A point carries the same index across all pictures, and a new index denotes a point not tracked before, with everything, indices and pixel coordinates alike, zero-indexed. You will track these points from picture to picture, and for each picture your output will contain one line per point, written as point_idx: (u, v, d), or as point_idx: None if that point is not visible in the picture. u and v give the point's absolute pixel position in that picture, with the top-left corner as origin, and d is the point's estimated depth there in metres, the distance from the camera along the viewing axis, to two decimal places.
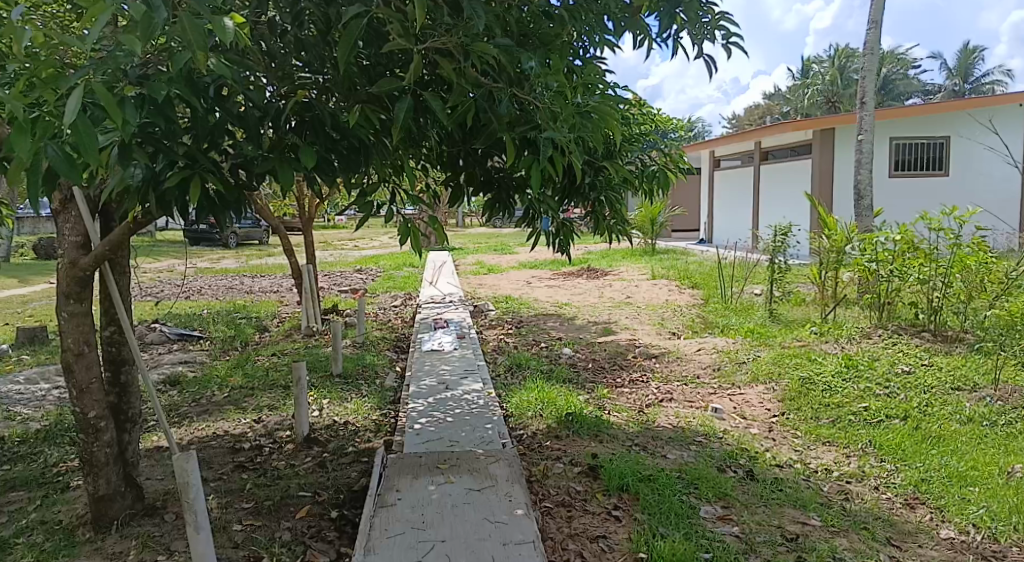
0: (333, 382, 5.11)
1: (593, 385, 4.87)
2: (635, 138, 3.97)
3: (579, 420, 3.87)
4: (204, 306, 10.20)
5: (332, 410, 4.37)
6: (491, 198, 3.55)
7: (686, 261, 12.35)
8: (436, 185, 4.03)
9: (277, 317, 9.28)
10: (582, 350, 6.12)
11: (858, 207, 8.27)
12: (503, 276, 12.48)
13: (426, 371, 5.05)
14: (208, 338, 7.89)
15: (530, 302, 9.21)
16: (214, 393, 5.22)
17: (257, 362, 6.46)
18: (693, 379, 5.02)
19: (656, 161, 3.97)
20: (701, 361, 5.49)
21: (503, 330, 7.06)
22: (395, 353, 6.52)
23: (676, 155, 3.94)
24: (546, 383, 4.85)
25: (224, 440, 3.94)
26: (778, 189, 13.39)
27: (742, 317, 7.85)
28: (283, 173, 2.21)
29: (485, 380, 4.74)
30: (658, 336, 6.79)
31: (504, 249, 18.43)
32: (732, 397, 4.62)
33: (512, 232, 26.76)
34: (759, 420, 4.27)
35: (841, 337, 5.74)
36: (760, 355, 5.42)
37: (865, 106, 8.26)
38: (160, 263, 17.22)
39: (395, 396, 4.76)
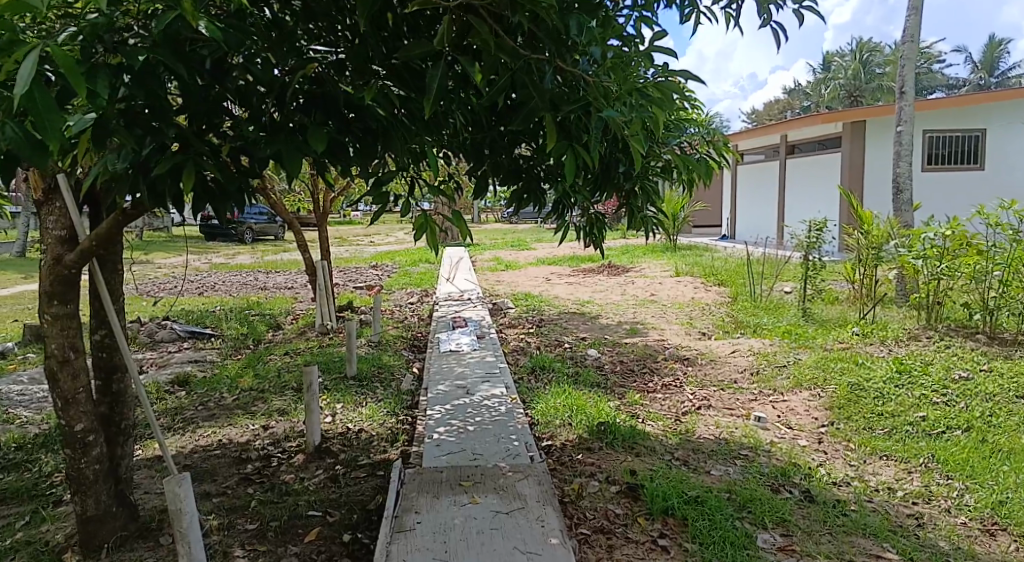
0: (347, 385, 4.83)
1: (624, 390, 4.56)
2: (675, 123, 3.65)
3: (613, 431, 3.56)
4: (217, 302, 9.99)
5: (346, 416, 4.09)
6: (518, 189, 3.26)
7: (711, 257, 11.98)
8: (458, 175, 3.73)
9: (291, 315, 9.04)
10: (608, 351, 5.81)
11: (897, 202, 7.88)
12: (521, 273, 12.17)
13: (445, 373, 4.76)
14: (220, 336, 7.66)
15: (550, 300, 8.91)
16: (223, 396, 4.96)
17: (268, 362, 6.21)
18: (730, 384, 4.69)
19: (697, 147, 3.65)
20: (737, 365, 5.15)
21: (524, 329, 6.77)
22: (411, 353, 6.24)
23: (719, 141, 3.61)
24: (573, 388, 4.54)
25: (230, 449, 3.67)
26: (806, 183, 12.97)
27: (774, 317, 7.49)
28: (289, 156, 1.90)
29: (507, 384, 4.44)
30: (688, 336, 6.45)
31: (521, 245, 18.14)
32: (775, 404, 4.28)
33: (528, 228, 26.45)
34: (807, 431, 3.93)
35: (887, 339, 5.39)
36: (801, 358, 5.09)
37: (904, 95, 7.85)
38: (174, 259, 17.08)
39: (412, 401, 4.47)
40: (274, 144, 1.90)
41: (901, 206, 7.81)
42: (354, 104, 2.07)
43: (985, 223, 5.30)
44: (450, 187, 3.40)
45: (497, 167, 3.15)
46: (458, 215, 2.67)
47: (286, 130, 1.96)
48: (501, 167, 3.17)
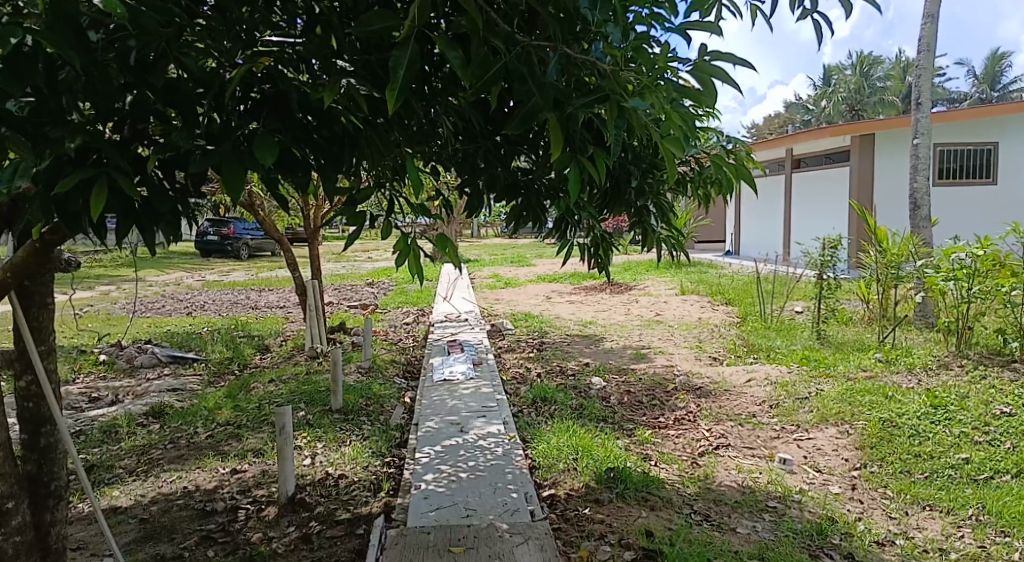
0: (332, 419, 4.45)
1: (633, 426, 4.18)
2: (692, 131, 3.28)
3: (623, 478, 3.18)
4: (204, 323, 9.62)
5: (327, 458, 3.71)
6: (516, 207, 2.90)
7: (716, 274, 11.62)
8: (450, 191, 3.37)
9: (281, 337, 8.68)
10: (614, 378, 5.43)
11: (915, 217, 7.51)
12: (521, 291, 11.80)
13: (436, 406, 4.37)
14: (204, 361, 7.27)
15: (551, 320, 8.54)
16: (197, 432, 4.57)
17: (252, 390, 5.83)
18: (749, 419, 4.30)
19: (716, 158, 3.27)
20: (755, 396, 4.77)
21: (524, 354, 6.39)
22: (404, 380, 5.86)
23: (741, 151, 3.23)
24: (577, 423, 4.15)
25: (194, 499, 3.29)
26: (812, 198, 12.65)
27: (788, 340, 7.11)
28: (231, 171, 1.53)
29: (505, 420, 4.05)
30: (698, 362, 6.06)
31: (520, 261, 17.81)
32: (799, 443, 3.89)
33: (529, 244, 26.12)
34: (837, 475, 3.54)
35: (915, 368, 4.99)
36: (823, 389, 4.70)
37: (920, 106, 7.50)
38: (167, 276, 16.76)
39: (401, 438, 4.09)
40: (213, 157, 1.54)
41: (919, 223, 7.45)
42: (314, 108, 1.70)
43: (1019, 242, 4.92)
44: (441, 205, 3.05)
45: (491, 183, 2.81)
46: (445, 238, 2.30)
47: (230, 140, 1.60)
48: (497, 181, 2.81)
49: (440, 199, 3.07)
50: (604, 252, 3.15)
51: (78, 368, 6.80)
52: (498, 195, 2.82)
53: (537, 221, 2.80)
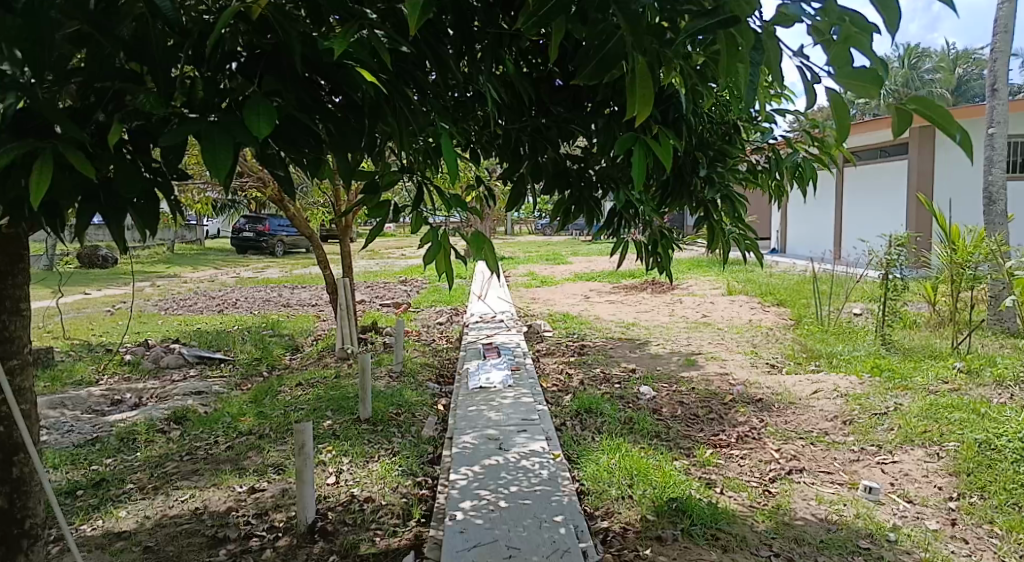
0: (360, 429, 4.13)
1: (690, 443, 3.76)
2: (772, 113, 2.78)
3: (687, 510, 2.79)
4: (235, 321, 9.42)
5: (353, 476, 3.38)
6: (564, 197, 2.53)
7: (764, 274, 11.09)
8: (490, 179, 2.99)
9: (312, 336, 8.43)
10: (664, 387, 5.01)
11: (988, 213, 6.93)
12: (559, 290, 11.41)
13: (472, 418, 4.01)
14: (232, 362, 7.02)
15: (592, 321, 8.15)
16: (217, 443, 4.27)
17: (278, 394, 5.55)
18: (821, 439, 3.86)
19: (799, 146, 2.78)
20: (824, 411, 4.33)
21: (565, 359, 6.02)
22: (438, 385, 5.53)
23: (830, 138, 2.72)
24: (629, 441, 3.75)
25: (205, 522, 2.98)
26: (867, 195, 12.03)
27: (850, 346, 6.61)
28: (213, 144, 1.18)
29: (549, 435, 3.67)
30: (755, 370, 5.61)
31: (556, 258, 17.45)
32: (883, 468, 3.43)
33: (563, 241, 25.72)
34: (932, 507, 3.06)
35: (1004, 381, 4.47)
36: (903, 404, 4.22)
37: (996, 93, 6.89)
38: (201, 273, 16.74)
39: (434, 452, 3.75)
40: (195, 126, 1.20)
41: (994, 219, 6.87)
42: (323, 67, 1.35)
43: None
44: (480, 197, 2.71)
45: (536, 170, 2.44)
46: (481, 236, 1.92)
47: (217, 109, 1.26)
48: (543, 169, 2.44)
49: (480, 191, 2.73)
50: (661, 251, 2.69)
51: (103, 369, 6.61)
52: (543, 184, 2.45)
53: (591, 217, 2.39)
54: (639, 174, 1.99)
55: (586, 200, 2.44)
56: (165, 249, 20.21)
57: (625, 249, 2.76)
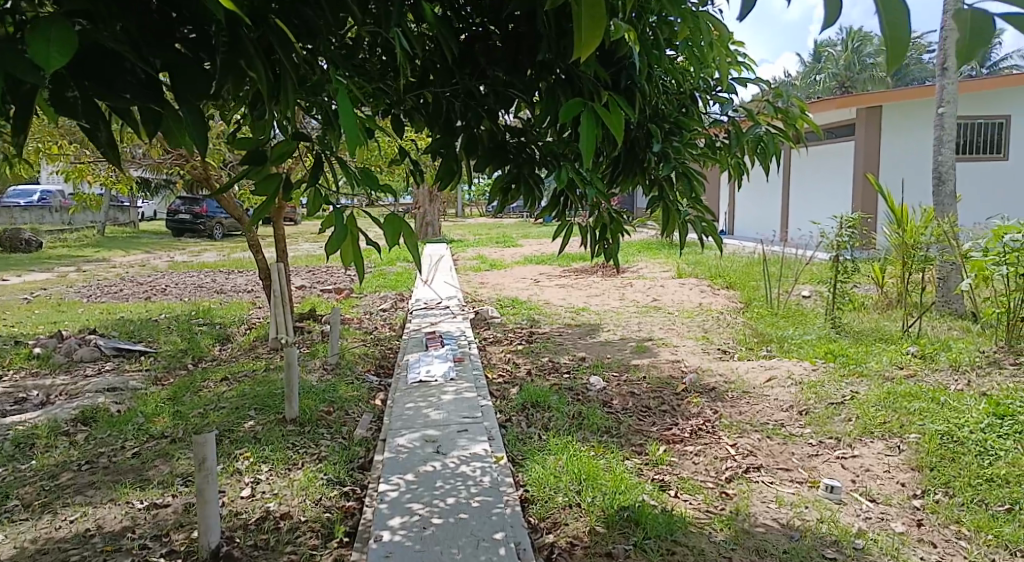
0: (284, 431, 3.77)
1: (642, 440, 3.51)
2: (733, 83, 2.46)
3: (641, 520, 2.53)
4: (163, 310, 8.87)
5: (271, 488, 3.03)
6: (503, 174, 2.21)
7: (714, 256, 11.00)
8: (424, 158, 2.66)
9: (245, 324, 7.96)
10: (614, 377, 4.76)
11: (938, 194, 6.89)
12: (507, 273, 11.10)
13: (407, 416, 3.69)
14: (153, 354, 6.53)
15: (540, 307, 7.89)
16: (125, 449, 3.85)
17: (200, 391, 5.13)
18: (777, 431, 3.66)
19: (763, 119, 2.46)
20: (779, 401, 4.14)
21: (511, 347, 5.74)
22: (376, 377, 5.19)
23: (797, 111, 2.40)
24: (577, 439, 3.48)
25: (92, 549, 2.61)
26: (814, 176, 12.05)
27: (801, 330, 6.49)
28: None
29: (490, 435, 3.38)
30: (707, 356, 5.42)
31: (506, 241, 17.17)
32: (844, 463, 3.25)
33: (514, 223, 25.49)
34: (896, 506, 2.87)
35: (959, 366, 4.35)
36: (860, 392, 4.05)
37: (945, 72, 6.78)
38: (132, 257, 15.91)
39: (365, 455, 3.42)
40: None
41: (943, 200, 6.85)
42: None
43: None
44: (408, 176, 2.37)
45: (469, 143, 2.11)
46: (397, 219, 1.55)
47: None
48: (479, 142, 2.11)
49: (410, 169, 2.39)
50: (611, 236, 2.37)
51: (7, 364, 6.06)
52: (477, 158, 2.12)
53: (533, 196, 2.07)
54: (586, 145, 1.68)
55: (528, 177, 2.12)
56: (94, 231, 19.21)
57: (573, 235, 2.44)
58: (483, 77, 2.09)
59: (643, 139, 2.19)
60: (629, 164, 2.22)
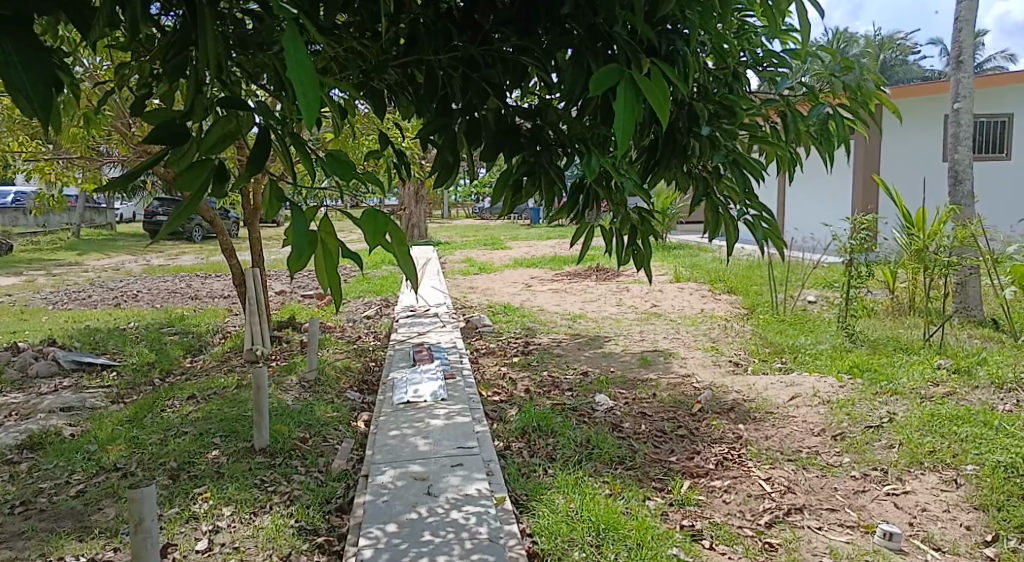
0: (254, 464, 3.32)
1: (661, 473, 3.08)
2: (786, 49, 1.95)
3: None
4: (133, 317, 8.34)
5: (232, 539, 2.58)
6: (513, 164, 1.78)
7: (712, 259, 10.62)
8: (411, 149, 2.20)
9: (221, 333, 7.47)
10: (622, 395, 4.34)
11: (954, 193, 6.51)
12: (497, 277, 10.66)
13: (393, 446, 3.23)
14: (117, 369, 6.03)
15: (534, 314, 7.47)
16: (69, 485, 3.37)
17: (164, 412, 4.65)
18: (813, 461, 3.24)
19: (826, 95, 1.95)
20: (807, 423, 3.74)
21: (507, 362, 5.31)
22: (359, 395, 4.74)
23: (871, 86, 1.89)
24: (588, 474, 3.05)
25: None
26: (814, 178, 11.71)
27: (814, 339, 6.10)
28: None
29: (489, 470, 2.92)
30: (718, 370, 5.02)
31: (495, 243, 16.76)
32: (896, 502, 2.82)
33: (502, 225, 25.07)
34: (966, 557, 2.45)
35: (1002, 384, 3.95)
36: (899, 414, 3.65)
37: (960, 66, 6.41)
38: (106, 260, 15.32)
39: (344, 494, 2.96)
40: None
41: (960, 200, 6.46)
42: None
43: None
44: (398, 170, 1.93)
45: (471, 128, 1.68)
46: (378, 214, 1.10)
47: None
48: (481, 126, 1.67)
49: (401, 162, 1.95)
50: (645, 242, 1.93)
51: None
52: (481, 147, 1.68)
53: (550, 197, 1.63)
54: (626, 125, 1.22)
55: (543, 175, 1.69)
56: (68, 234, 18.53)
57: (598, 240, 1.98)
58: (488, 43, 1.65)
59: (688, 122, 1.72)
60: (672, 152, 1.75)
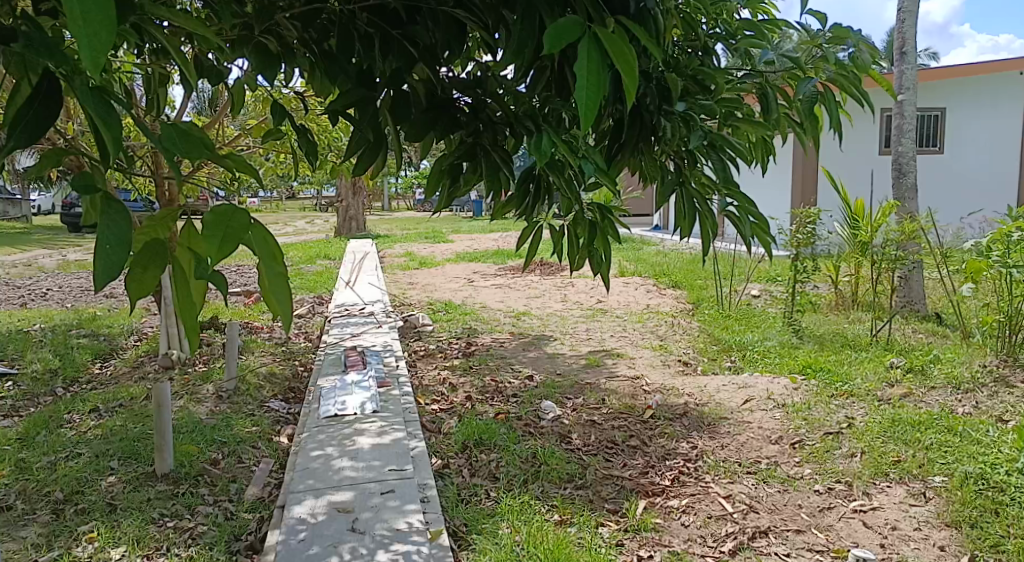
0: (155, 495, 2.92)
1: (615, 493, 2.81)
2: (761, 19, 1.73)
3: None
4: (38, 318, 7.65)
5: None
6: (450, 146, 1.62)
7: (656, 253, 10.49)
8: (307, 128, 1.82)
9: (136, 335, 6.89)
10: (569, 401, 4.07)
11: (898, 187, 6.48)
12: (438, 272, 10.29)
13: (315, 469, 2.86)
14: (14, 377, 5.45)
15: (476, 311, 7.16)
16: None
17: (61, 428, 4.16)
18: (773, 473, 3.02)
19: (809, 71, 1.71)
20: (763, 428, 3.54)
21: (446, 365, 4.98)
22: (283, 405, 4.35)
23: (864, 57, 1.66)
24: (535, 497, 2.76)
25: None
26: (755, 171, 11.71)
27: (761, 335, 5.97)
28: None
29: (424, 498, 2.59)
30: (668, 370, 4.80)
31: (436, 235, 16.34)
32: (865, 519, 2.62)
33: (444, 217, 24.60)
34: None
35: (958, 386, 3.84)
36: (858, 419, 3.48)
37: (904, 57, 6.34)
38: (18, 255, 14.29)
39: (257, 533, 2.58)
40: None
41: (904, 193, 6.43)
42: None
43: None
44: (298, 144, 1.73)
45: (399, 103, 1.51)
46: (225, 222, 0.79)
47: None
48: (411, 100, 1.52)
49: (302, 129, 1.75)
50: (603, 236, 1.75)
51: None
52: (410, 124, 1.51)
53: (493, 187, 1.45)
54: (590, 104, 0.93)
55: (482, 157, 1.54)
56: None
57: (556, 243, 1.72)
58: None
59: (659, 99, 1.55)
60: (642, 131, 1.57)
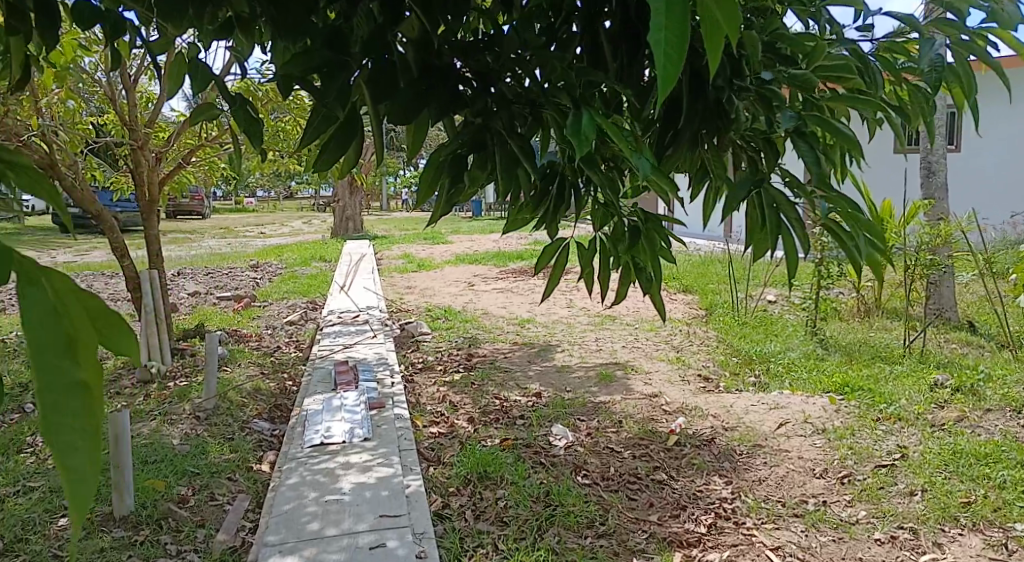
0: (110, 544, 2.52)
1: (643, 544, 2.43)
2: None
3: None
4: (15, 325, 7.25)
5: None
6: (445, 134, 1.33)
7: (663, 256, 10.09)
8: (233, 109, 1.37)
9: None
10: (583, 423, 3.68)
11: (927, 186, 6.09)
12: (437, 275, 9.89)
13: (295, 517, 2.49)
14: None
15: (478, 318, 6.76)
16: None
17: (20, 452, 3.76)
18: (824, 516, 2.63)
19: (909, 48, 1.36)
20: (803, 457, 3.15)
21: (447, 381, 4.58)
22: (267, 426, 3.95)
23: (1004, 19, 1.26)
24: (551, 552, 2.37)
25: None
26: None
27: (783, 345, 5.56)
28: None
29: (420, 556, 2.21)
30: (687, 386, 4.41)
31: (434, 237, 15.94)
32: None
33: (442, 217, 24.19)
34: None
35: (1018, 409, 3.46)
36: (912, 449, 3.09)
37: None
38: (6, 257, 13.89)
39: None
40: None
41: (934, 193, 6.04)
42: None
43: None
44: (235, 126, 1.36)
45: (384, 74, 1.12)
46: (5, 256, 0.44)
47: None
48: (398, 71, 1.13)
49: (238, 103, 1.35)
50: (649, 240, 1.60)
51: None
52: (398, 102, 1.12)
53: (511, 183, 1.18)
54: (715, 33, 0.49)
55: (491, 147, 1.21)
56: None
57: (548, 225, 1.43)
58: None
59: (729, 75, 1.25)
60: (715, 115, 1.27)
